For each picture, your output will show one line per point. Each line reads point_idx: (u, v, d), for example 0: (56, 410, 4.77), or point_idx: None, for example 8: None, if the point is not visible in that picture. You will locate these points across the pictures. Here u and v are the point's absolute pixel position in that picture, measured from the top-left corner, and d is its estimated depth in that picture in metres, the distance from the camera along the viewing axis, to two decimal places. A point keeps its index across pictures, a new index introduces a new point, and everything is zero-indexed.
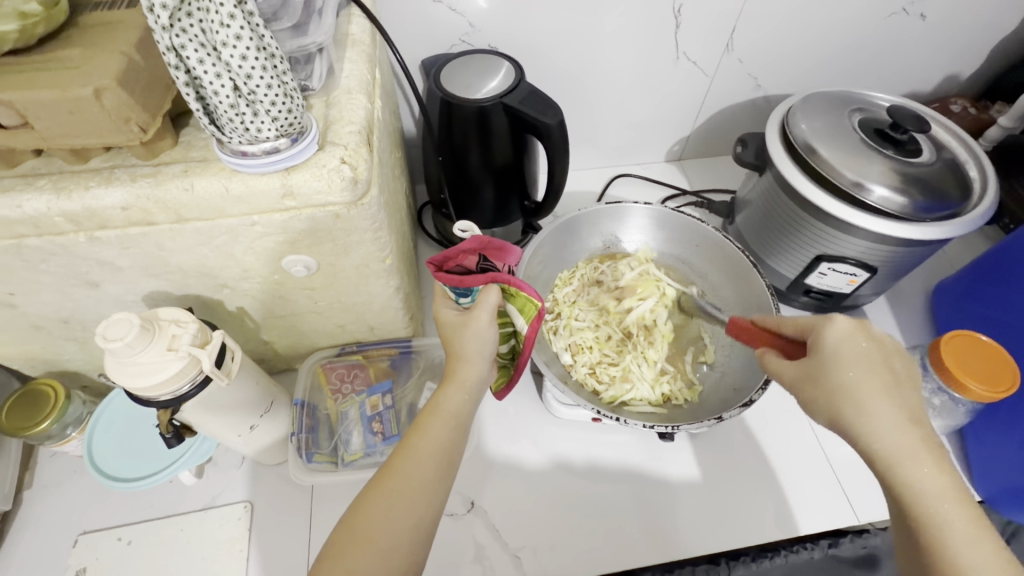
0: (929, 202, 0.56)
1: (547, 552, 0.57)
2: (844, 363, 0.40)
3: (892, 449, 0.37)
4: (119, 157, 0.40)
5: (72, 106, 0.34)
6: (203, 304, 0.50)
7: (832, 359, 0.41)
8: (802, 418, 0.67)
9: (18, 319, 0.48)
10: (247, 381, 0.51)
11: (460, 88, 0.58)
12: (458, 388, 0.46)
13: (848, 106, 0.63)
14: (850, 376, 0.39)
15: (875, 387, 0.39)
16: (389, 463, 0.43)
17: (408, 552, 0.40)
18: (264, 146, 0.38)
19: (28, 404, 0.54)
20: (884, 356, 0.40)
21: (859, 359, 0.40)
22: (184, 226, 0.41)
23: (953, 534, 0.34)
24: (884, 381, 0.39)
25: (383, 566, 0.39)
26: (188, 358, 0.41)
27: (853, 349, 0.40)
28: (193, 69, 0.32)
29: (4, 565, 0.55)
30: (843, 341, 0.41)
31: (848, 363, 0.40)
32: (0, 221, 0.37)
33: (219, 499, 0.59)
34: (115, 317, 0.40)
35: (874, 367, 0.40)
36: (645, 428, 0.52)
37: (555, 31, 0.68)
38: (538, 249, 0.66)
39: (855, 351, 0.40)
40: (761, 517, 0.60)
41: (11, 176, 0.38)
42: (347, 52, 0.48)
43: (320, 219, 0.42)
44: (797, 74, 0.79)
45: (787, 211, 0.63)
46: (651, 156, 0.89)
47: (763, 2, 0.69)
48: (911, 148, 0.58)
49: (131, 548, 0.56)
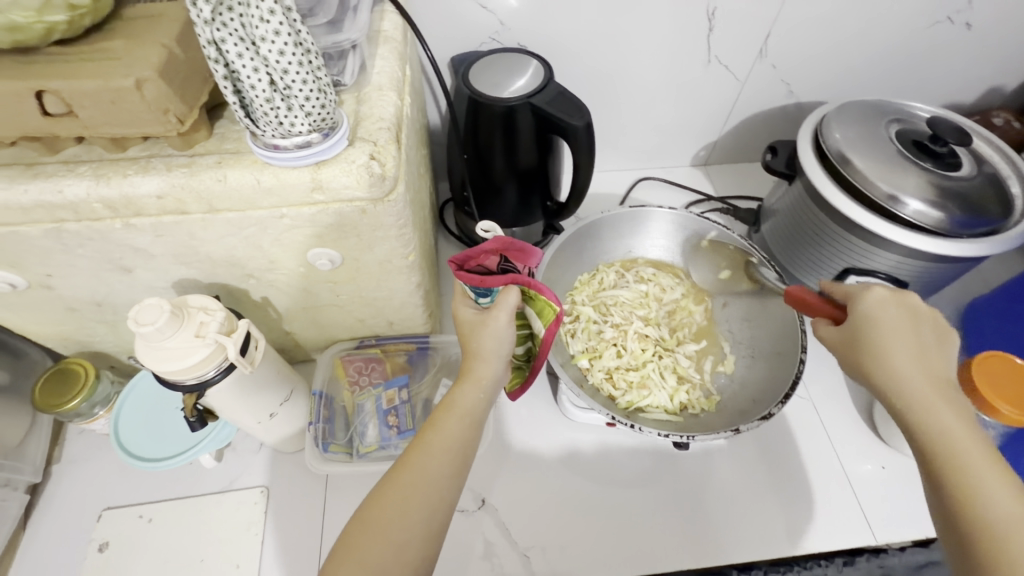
0: (968, 217, 0.54)
1: (556, 553, 0.57)
2: (880, 323, 0.42)
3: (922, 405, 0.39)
4: (155, 147, 0.41)
5: (114, 96, 0.35)
6: (229, 292, 0.51)
7: (870, 318, 0.43)
8: (822, 433, 0.66)
9: (55, 301, 0.49)
10: (269, 370, 0.52)
11: (488, 87, 0.58)
12: (473, 386, 0.47)
13: (885, 115, 0.62)
14: (883, 335, 0.42)
15: (914, 350, 0.41)
16: (403, 459, 0.44)
17: (420, 547, 0.41)
18: (297, 140, 0.38)
19: (60, 382, 0.56)
20: (919, 321, 0.42)
21: (895, 318, 0.42)
22: (215, 216, 0.41)
23: (997, 504, 0.34)
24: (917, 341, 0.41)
25: (395, 560, 0.40)
26: (214, 345, 0.42)
27: (888, 313, 0.43)
28: (232, 63, 0.33)
29: (32, 535, 0.58)
30: (881, 304, 0.43)
31: (883, 321, 0.42)
32: (42, 206, 0.39)
33: (237, 483, 0.61)
34: (146, 302, 0.41)
35: (914, 333, 0.42)
36: (660, 436, 0.51)
37: (586, 33, 0.68)
38: (558, 251, 0.66)
39: (893, 313, 0.43)
40: (775, 530, 0.59)
41: (53, 162, 0.39)
42: (379, 49, 0.48)
43: (346, 213, 0.42)
44: (832, 81, 0.77)
45: (817, 221, 0.62)
46: (677, 160, 0.88)
47: (800, 7, 0.67)
48: (950, 161, 0.56)
49: (152, 526, 0.58)
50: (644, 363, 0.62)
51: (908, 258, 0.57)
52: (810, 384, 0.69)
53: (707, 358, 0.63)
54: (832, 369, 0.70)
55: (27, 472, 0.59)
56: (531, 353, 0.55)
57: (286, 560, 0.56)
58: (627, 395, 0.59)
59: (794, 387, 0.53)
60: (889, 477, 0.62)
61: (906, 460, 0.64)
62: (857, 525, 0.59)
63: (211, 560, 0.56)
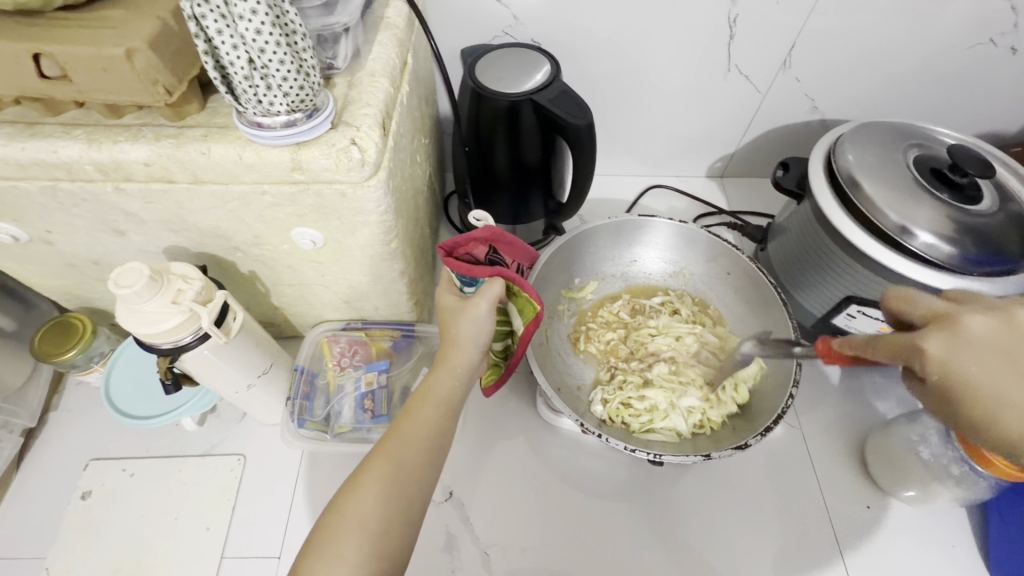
0: (983, 255, 0.51)
1: (516, 553, 0.57)
2: (988, 382, 0.32)
3: None
4: (150, 116, 0.42)
5: (106, 64, 0.36)
6: (218, 263, 0.53)
7: (975, 382, 0.33)
8: (809, 464, 0.63)
9: (55, 256, 0.52)
10: (248, 342, 0.53)
11: (492, 80, 0.58)
12: (448, 373, 0.46)
13: (906, 139, 0.58)
14: (1000, 391, 0.32)
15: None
16: (379, 444, 0.42)
17: (397, 535, 0.39)
18: (280, 119, 0.39)
19: (60, 334, 0.59)
20: (1021, 358, 0.33)
21: (1004, 367, 0.33)
22: (200, 187, 0.42)
23: None
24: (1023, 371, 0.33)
25: (374, 550, 0.38)
26: (189, 313, 0.43)
27: (988, 342, 0.33)
28: (212, 38, 0.34)
29: (25, 475, 0.61)
30: (971, 357, 0.33)
31: (997, 376, 0.32)
32: (38, 163, 0.41)
33: (217, 448, 0.63)
34: (128, 265, 0.42)
35: (1020, 365, 0.33)
36: (625, 451, 0.50)
37: (600, 32, 0.66)
38: (556, 252, 0.65)
39: (990, 355, 0.33)
40: (745, 558, 0.57)
41: (53, 123, 0.41)
42: (379, 35, 0.49)
43: (326, 195, 0.43)
44: (859, 99, 0.74)
45: (821, 245, 0.59)
46: (691, 169, 0.86)
47: (828, 20, 0.64)
48: (970, 193, 0.53)
49: (133, 480, 0.60)
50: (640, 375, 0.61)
51: None
52: (803, 413, 0.67)
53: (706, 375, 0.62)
54: (827, 399, 0.68)
55: (24, 416, 0.62)
56: (509, 351, 0.57)
57: (254, 528, 0.57)
58: (617, 409, 0.58)
59: (776, 421, 0.51)
60: (875, 517, 0.60)
61: (895, 503, 0.61)
62: (832, 564, 0.57)
63: (182, 520, 0.58)
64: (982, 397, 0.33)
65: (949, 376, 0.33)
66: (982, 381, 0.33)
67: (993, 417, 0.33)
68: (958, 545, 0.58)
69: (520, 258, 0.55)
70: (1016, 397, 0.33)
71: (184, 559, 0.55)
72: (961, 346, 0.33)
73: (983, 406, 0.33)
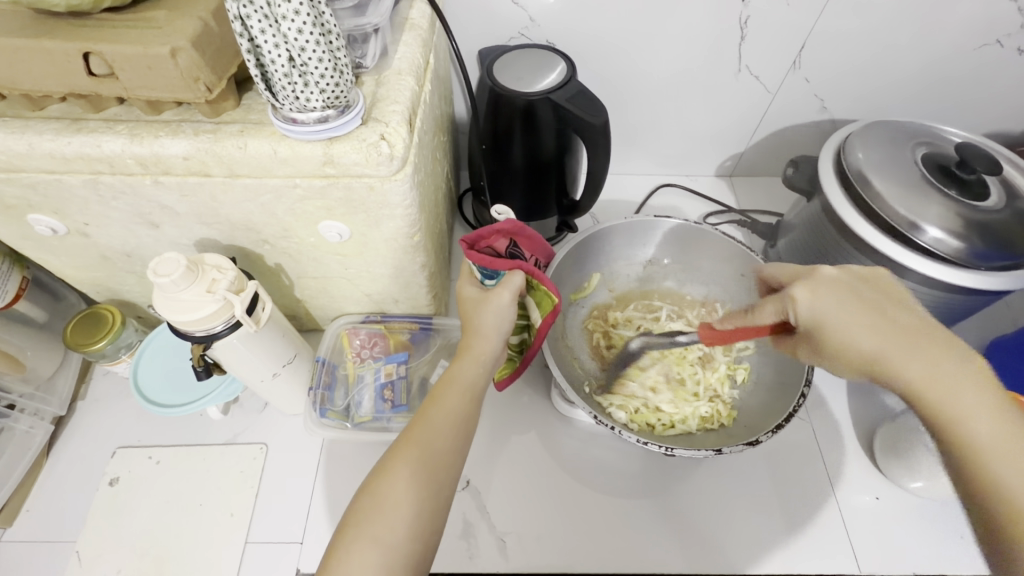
0: (991, 250, 0.52)
1: (531, 541, 0.59)
2: (838, 316, 0.43)
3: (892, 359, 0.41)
4: (188, 113, 0.44)
5: (151, 62, 0.38)
6: (246, 255, 0.54)
7: (821, 317, 0.44)
8: (818, 457, 0.64)
9: (90, 248, 0.54)
10: (275, 331, 0.54)
11: (510, 80, 0.59)
12: (473, 361, 0.48)
13: (915, 138, 0.60)
14: (841, 323, 0.43)
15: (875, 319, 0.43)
16: (409, 431, 0.44)
17: (430, 518, 0.40)
18: (314, 115, 0.40)
19: (91, 325, 0.61)
20: (862, 294, 0.44)
21: (845, 301, 0.44)
22: (235, 180, 0.44)
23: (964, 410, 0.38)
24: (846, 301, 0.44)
25: (408, 533, 0.39)
26: (223, 301, 0.45)
27: (827, 305, 0.44)
28: (255, 38, 0.36)
29: (54, 461, 0.63)
30: (819, 300, 0.44)
31: (837, 314, 0.43)
32: (83, 157, 0.43)
33: (240, 437, 0.64)
34: (166, 255, 0.44)
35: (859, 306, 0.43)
36: (640, 443, 0.51)
37: (614, 33, 0.68)
38: (572, 249, 0.66)
39: (833, 296, 0.44)
40: (756, 547, 0.58)
41: (96, 118, 0.43)
42: (404, 35, 0.51)
43: (355, 189, 0.44)
44: (867, 99, 0.75)
45: (831, 241, 0.60)
46: (700, 168, 0.87)
47: (836, 21, 0.66)
48: (978, 190, 0.54)
49: (159, 467, 0.62)
50: (652, 376, 0.63)
51: (927, 286, 0.55)
52: (812, 407, 0.68)
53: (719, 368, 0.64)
54: (835, 393, 0.69)
55: (54, 405, 0.64)
56: (525, 345, 0.58)
57: (276, 515, 0.59)
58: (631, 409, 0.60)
59: (789, 417, 0.52)
60: (883, 509, 0.61)
61: (904, 495, 0.62)
62: (841, 553, 0.58)
63: (207, 506, 0.59)
64: (835, 331, 0.43)
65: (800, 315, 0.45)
66: (830, 318, 0.44)
67: (851, 348, 0.43)
68: (966, 538, 0.59)
69: (538, 254, 0.56)
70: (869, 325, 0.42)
71: (209, 545, 0.57)
72: (814, 289, 0.45)
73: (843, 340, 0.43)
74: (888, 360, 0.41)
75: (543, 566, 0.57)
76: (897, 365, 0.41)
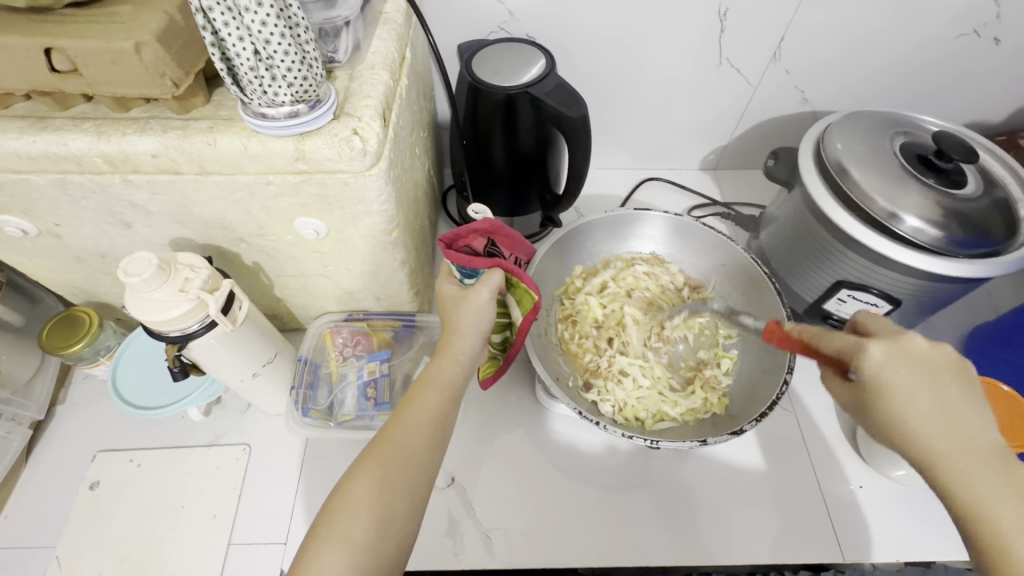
0: (969, 237, 0.52)
1: (517, 537, 0.58)
2: (895, 390, 0.37)
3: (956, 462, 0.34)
4: (157, 109, 0.43)
5: (115, 58, 0.37)
6: (222, 254, 0.54)
7: (883, 380, 0.37)
8: (803, 447, 0.65)
9: (63, 249, 0.53)
10: (253, 331, 0.54)
11: (488, 74, 0.59)
12: (451, 360, 0.47)
13: (893, 127, 0.60)
14: (911, 412, 0.36)
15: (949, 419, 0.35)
16: (385, 431, 0.43)
17: (403, 520, 0.40)
18: (284, 110, 0.40)
19: (68, 327, 0.60)
20: (940, 374, 0.37)
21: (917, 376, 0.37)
22: (206, 177, 0.44)
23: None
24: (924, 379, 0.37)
25: (381, 534, 0.39)
26: (196, 301, 0.44)
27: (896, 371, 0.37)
28: (219, 31, 0.35)
29: (33, 466, 0.62)
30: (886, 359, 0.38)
31: (908, 384, 0.37)
32: (49, 156, 0.42)
33: (222, 439, 0.64)
34: (137, 255, 0.43)
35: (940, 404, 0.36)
36: (623, 438, 0.51)
37: (594, 27, 0.68)
38: (553, 247, 0.66)
39: (908, 363, 0.37)
40: (743, 538, 0.58)
41: (63, 117, 0.43)
42: (378, 30, 0.50)
43: (329, 185, 0.44)
44: (848, 91, 0.75)
45: (811, 231, 0.61)
46: (685, 162, 0.87)
47: (815, 12, 0.66)
48: (955, 178, 0.54)
49: (140, 470, 0.61)
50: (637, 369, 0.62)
51: (907, 276, 0.55)
52: (797, 398, 0.68)
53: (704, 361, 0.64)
54: (819, 383, 0.69)
55: (32, 409, 0.63)
56: (508, 343, 0.58)
57: (259, 517, 0.58)
58: (617, 404, 0.59)
59: (771, 406, 0.52)
60: (866, 497, 0.61)
61: (887, 482, 0.62)
62: (826, 542, 0.58)
63: (189, 508, 0.59)
64: (896, 409, 0.37)
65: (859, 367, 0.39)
66: (896, 388, 0.37)
67: (911, 438, 0.36)
68: (948, 523, 0.59)
69: (518, 251, 0.56)
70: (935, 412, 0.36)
71: (191, 548, 0.56)
72: (891, 349, 0.38)
73: (900, 418, 0.36)
74: (947, 461, 0.34)
75: (529, 562, 0.57)
76: (957, 468, 0.34)
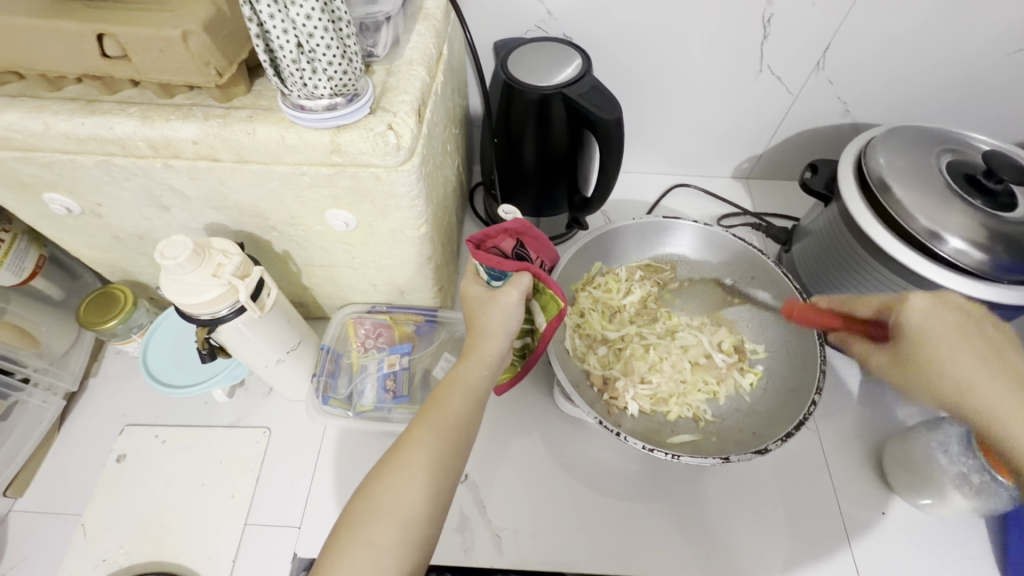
0: (1016, 262, 0.50)
1: (527, 538, 0.58)
2: (939, 344, 0.43)
3: (974, 392, 0.41)
4: (199, 97, 0.44)
5: (163, 45, 0.38)
6: (254, 241, 0.55)
7: (930, 340, 0.44)
8: (824, 467, 0.63)
9: (103, 228, 0.55)
10: (280, 318, 0.55)
11: (524, 73, 0.58)
12: (478, 362, 0.47)
13: (939, 144, 0.58)
14: (948, 359, 0.43)
15: (984, 364, 0.42)
16: (409, 432, 0.43)
17: (426, 525, 0.40)
18: (322, 103, 0.40)
19: (104, 303, 0.62)
20: (968, 325, 0.44)
21: (951, 326, 0.44)
22: (243, 166, 0.45)
23: None
24: (960, 334, 0.43)
25: (404, 538, 0.39)
26: (227, 286, 0.45)
27: (936, 322, 0.44)
28: (264, 23, 0.36)
29: (65, 435, 0.64)
30: (928, 316, 0.45)
31: (943, 338, 0.43)
32: (96, 139, 0.43)
33: (243, 421, 0.65)
34: (173, 238, 0.44)
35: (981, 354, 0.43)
36: (643, 450, 0.50)
37: (631, 27, 0.67)
38: (577, 252, 0.66)
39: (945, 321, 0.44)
40: (758, 558, 0.57)
41: (110, 101, 0.44)
42: (417, 25, 0.51)
43: (361, 178, 0.44)
44: (893, 104, 0.73)
45: (847, 248, 0.59)
46: (717, 169, 0.86)
47: (864, 22, 0.64)
48: (1004, 200, 0.52)
49: (164, 446, 0.63)
50: (656, 372, 0.62)
51: None
52: (822, 418, 0.66)
53: (733, 371, 0.62)
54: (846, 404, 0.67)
55: (66, 380, 0.66)
56: (527, 349, 0.59)
57: (275, 501, 0.60)
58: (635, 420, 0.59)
59: (796, 427, 0.52)
60: (889, 525, 0.59)
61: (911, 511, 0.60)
62: (844, 568, 0.57)
63: (209, 487, 0.60)
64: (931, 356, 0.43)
65: (902, 325, 0.46)
66: (931, 335, 0.44)
67: (941, 374, 0.43)
68: (975, 557, 0.57)
69: (545, 256, 0.56)
70: (967, 363, 0.42)
71: (209, 525, 0.58)
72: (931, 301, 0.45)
73: (933, 357, 0.43)
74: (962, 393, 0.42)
75: (538, 563, 0.57)
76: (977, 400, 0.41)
